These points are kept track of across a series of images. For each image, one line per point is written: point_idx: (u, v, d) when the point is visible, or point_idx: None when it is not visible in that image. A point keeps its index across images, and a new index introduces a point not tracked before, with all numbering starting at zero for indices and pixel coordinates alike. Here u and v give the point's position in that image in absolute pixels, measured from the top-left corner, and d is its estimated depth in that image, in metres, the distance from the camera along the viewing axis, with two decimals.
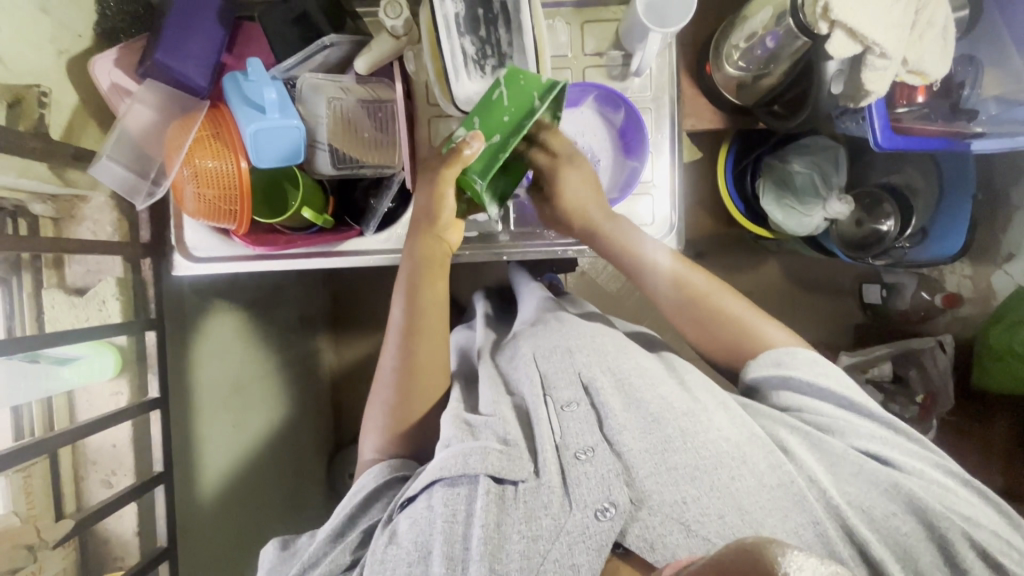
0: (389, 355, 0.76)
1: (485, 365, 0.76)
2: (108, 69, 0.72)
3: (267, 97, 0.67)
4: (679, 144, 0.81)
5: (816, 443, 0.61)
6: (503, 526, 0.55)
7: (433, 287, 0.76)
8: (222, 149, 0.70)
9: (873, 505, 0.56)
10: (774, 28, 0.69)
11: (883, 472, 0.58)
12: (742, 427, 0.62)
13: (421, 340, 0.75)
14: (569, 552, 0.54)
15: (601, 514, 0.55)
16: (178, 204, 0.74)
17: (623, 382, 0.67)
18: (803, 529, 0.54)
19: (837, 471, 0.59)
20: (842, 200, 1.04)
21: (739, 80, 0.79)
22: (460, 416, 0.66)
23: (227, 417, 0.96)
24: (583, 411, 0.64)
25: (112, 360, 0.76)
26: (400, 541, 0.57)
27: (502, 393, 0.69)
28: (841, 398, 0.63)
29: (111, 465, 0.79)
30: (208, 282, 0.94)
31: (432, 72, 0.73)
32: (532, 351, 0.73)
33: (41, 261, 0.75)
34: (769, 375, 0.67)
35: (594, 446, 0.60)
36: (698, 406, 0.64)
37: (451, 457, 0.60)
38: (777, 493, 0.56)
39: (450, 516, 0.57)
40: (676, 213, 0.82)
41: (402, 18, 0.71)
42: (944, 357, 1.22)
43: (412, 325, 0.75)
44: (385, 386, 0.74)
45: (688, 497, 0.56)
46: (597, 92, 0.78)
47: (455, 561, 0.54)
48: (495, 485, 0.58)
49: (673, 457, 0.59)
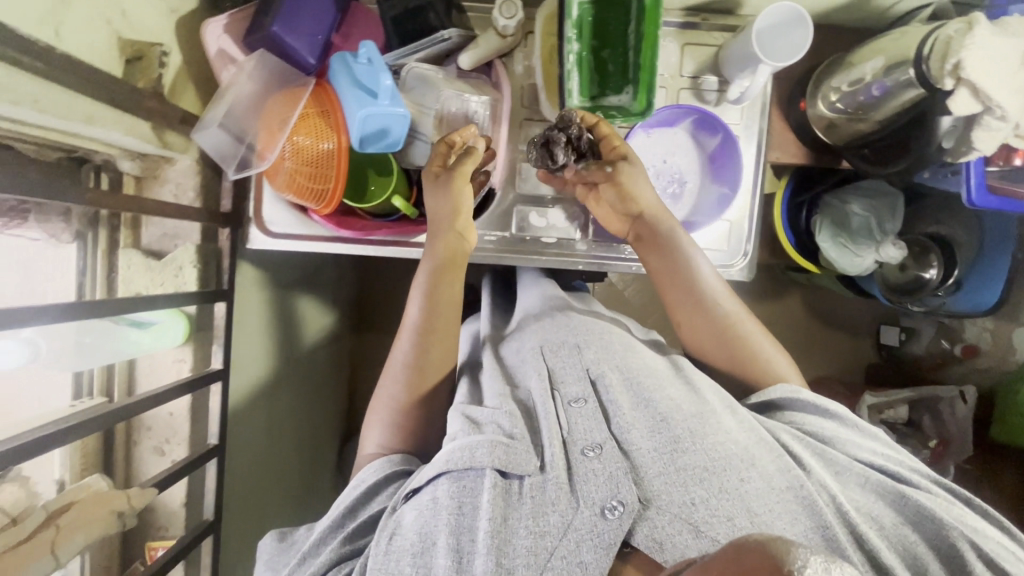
0: (400, 351, 0.75)
1: (486, 355, 0.79)
2: (218, 35, 0.70)
3: (382, 83, 0.66)
4: (762, 176, 0.83)
5: (820, 453, 0.64)
6: (509, 520, 0.56)
7: (452, 287, 0.75)
8: (325, 129, 0.70)
9: (879, 513, 0.59)
10: (883, 77, 0.70)
11: (889, 482, 0.60)
12: (750, 432, 0.64)
13: (434, 342, 0.74)
14: (577, 549, 0.54)
15: (609, 512, 0.56)
16: (270, 178, 0.74)
17: (631, 381, 0.69)
18: (810, 533, 0.55)
19: (844, 480, 0.62)
20: (897, 245, 1.07)
21: (830, 121, 0.79)
22: (463, 411, 0.67)
23: (268, 392, 0.95)
24: (591, 407, 0.66)
25: (184, 328, 0.75)
26: (405, 532, 0.57)
27: (506, 387, 0.71)
28: (844, 419, 0.68)
29: (165, 433, 0.78)
30: (266, 256, 0.94)
31: (540, 76, 0.74)
32: (538, 345, 0.75)
33: (119, 220, 0.75)
34: (780, 389, 0.71)
35: (602, 443, 0.61)
36: (707, 408, 0.66)
37: (458, 450, 0.60)
38: (786, 496, 0.58)
39: (456, 509, 0.57)
40: (750, 240, 0.84)
41: (515, 19, 0.72)
42: (964, 408, 1.26)
43: (429, 326, 0.74)
44: (392, 382, 0.73)
45: (696, 497, 0.57)
46: (696, 116, 0.78)
47: (459, 554, 0.54)
48: (500, 480, 0.59)
49: (682, 458, 0.60)
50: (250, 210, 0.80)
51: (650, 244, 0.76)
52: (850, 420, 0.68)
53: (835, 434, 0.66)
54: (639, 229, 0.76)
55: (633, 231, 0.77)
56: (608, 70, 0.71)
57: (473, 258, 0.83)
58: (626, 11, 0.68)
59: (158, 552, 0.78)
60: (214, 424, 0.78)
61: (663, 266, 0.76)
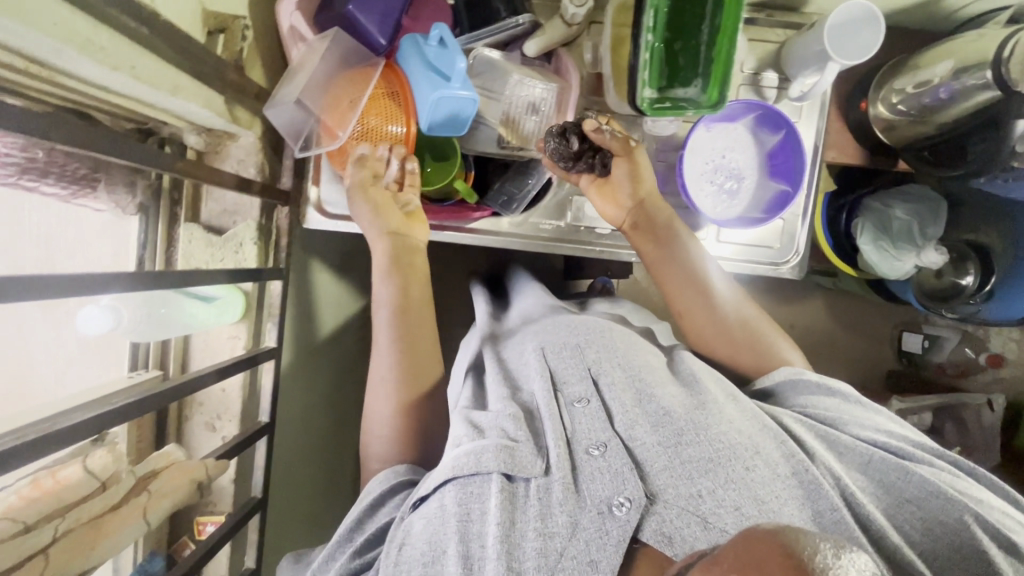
0: (379, 363, 0.71)
1: (487, 352, 0.77)
2: (292, 10, 0.71)
3: (456, 66, 0.66)
4: (818, 174, 0.83)
5: (824, 437, 0.63)
6: (516, 525, 0.55)
7: (413, 285, 0.73)
8: (396, 111, 0.71)
9: (885, 493, 0.59)
10: (952, 80, 0.70)
11: (893, 460, 0.60)
12: (753, 420, 0.64)
13: (403, 349, 0.71)
14: (587, 548, 0.53)
15: (616, 508, 0.56)
16: (333, 157, 0.73)
17: (633, 376, 0.68)
18: (819, 518, 0.56)
19: (849, 461, 0.62)
20: (939, 250, 1.06)
21: (890, 123, 0.80)
22: (467, 415, 0.65)
23: (310, 373, 0.95)
24: (593, 406, 0.65)
25: (241, 307, 0.75)
26: (414, 543, 0.56)
27: (508, 391, 0.68)
28: (848, 396, 0.68)
29: (217, 409, 0.78)
30: (312, 237, 0.94)
31: (609, 67, 0.74)
32: (538, 345, 0.73)
33: (180, 194, 0.75)
34: (782, 373, 0.71)
35: (607, 442, 0.61)
36: (709, 398, 0.66)
37: (464, 455, 0.59)
38: (792, 483, 0.58)
39: (464, 515, 0.56)
40: (802, 237, 0.84)
41: (585, 7, 0.72)
42: (989, 416, 1.28)
43: (407, 317, 0.72)
44: (379, 397, 0.70)
45: (702, 489, 0.57)
46: (760, 111, 0.78)
47: (470, 560, 0.53)
48: (506, 484, 0.58)
49: (686, 450, 0.60)
50: (308, 191, 0.78)
51: (654, 240, 0.77)
52: (853, 396, 0.68)
53: (838, 416, 0.65)
54: (645, 221, 0.77)
55: (634, 225, 0.78)
56: (679, 63, 0.71)
57: (525, 246, 0.83)
58: (703, 4, 0.68)
59: (208, 527, 0.78)
60: (266, 402, 0.78)
61: (665, 263, 0.77)
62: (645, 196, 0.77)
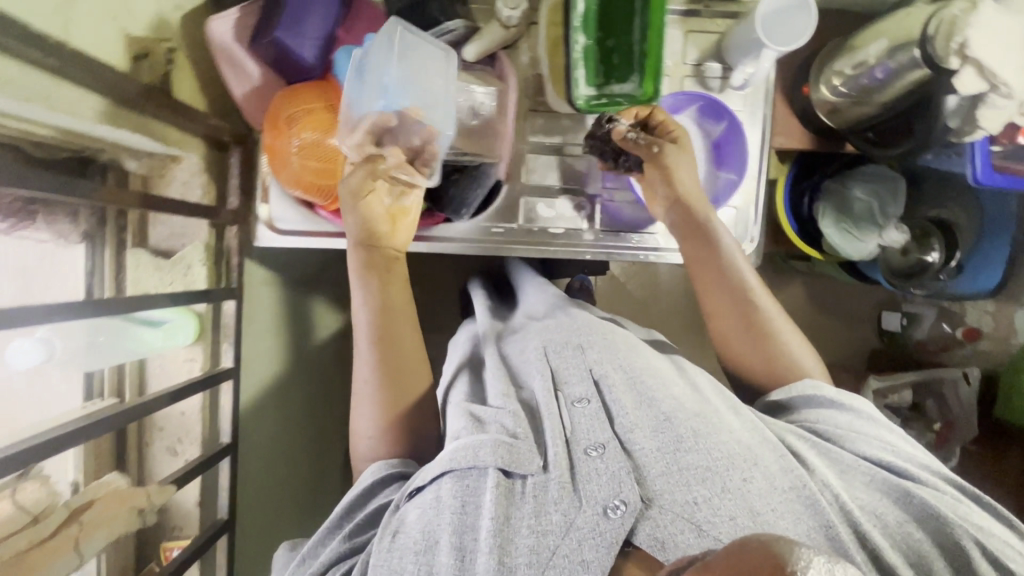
0: (360, 363, 0.70)
1: (489, 352, 0.77)
2: (224, 30, 0.70)
3: (389, 76, 0.66)
4: (766, 162, 0.83)
5: (825, 451, 0.63)
6: (511, 520, 0.55)
7: (398, 291, 0.72)
8: (331, 124, 0.70)
9: (886, 511, 0.58)
10: (886, 59, 0.71)
11: (894, 480, 0.60)
12: (753, 432, 0.64)
13: (394, 352, 0.69)
14: (579, 548, 0.53)
15: (611, 511, 0.55)
16: (274, 171, 0.73)
17: (634, 380, 0.68)
18: (814, 533, 0.55)
19: (849, 478, 0.61)
20: (899, 229, 1.09)
21: (834, 105, 0.79)
22: (467, 407, 0.66)
23: (278, 391, 0.94)
24: (593, 407, 0.65)
25: (193, 328, 0.75)
26: (408, 531, 0.56)
27: (511, 387, 0.70)
28: (855, 413, 0.68)
29: (177, 433, 0.78)
30: (273, 254, 0.94)
31: (547, 67, 0.75)
32: (541, 345, 0.73)
33: (126, 220, 0.74)
34: (793, 387, 0.71)
35: (604, 443, 0.61)
36: (710, 408, 0.66)
37: (461, 449, 0.59)
38: (789, 497, 0.57)
39: (459, 508, 0.56)
40: (757, 226, 0.85)
41: (519, 10, 0.73)
42: (968, 390, 1.28)
43: (383, 326, 0.70)
44: (365, 403, 0.68)
45: (699, 497, 0.57)
46: (703, 102, 0.78)
47: (462, 552, 0.53)
48: (503, 479, 0.58)
49: (685, 458, 0.60)
50: (258, 210, 0.79)
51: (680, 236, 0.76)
52: (867, 414, 0.68)
53: (846, 432, 0.65)
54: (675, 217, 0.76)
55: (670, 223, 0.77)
56: (613, 61, 0.72)
57: (480, 252, 0.83)
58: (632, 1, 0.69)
59: (174, 552, 0.78)
60: (226, 423, 0.78)
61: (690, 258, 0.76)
62: (682, 196, 0.75)
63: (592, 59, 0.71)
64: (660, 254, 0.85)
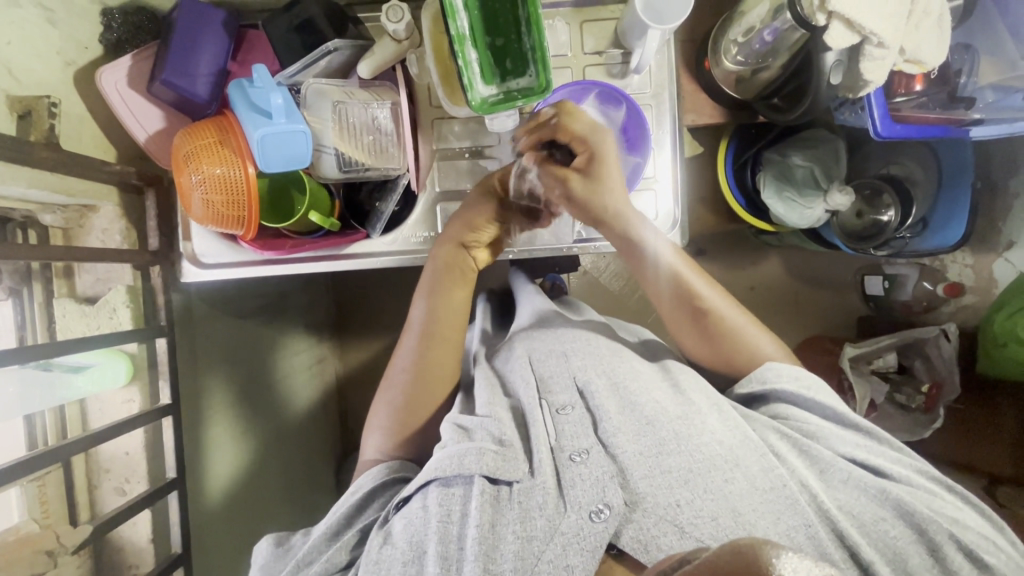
0: (403, 355, 0.78)
1: (481, 368, 0.78)
2: (116, 79, 0.73)
3: (273, 102, 0.68)
4: (680, 139, 0.82)
5: (802, 449, 0.63)
6: (497, 526, 0.56)
7: (455, 296, 0.79)
8: (229, 155, 0.70)
9: (862, 509, 0.58)
10: (771, 22, 0.71)
11: (870, 478, 0.59)
12: (735, 431, 0.63)
13: (434, 347, 0.77)
14: (564, 553, 0.54)
15: (596, 515, 0.55)
16: (186, 210, 0.73)
17: (618, 385, 0.69)
18: (794, 532, 0.55)
19: (827, 477, 0.60)
20: (843, 192, 1.03)
21: (737, 74, 0.80)
22: (454, 420, 0.68)
23: (232, 421, 0.96)
24: (578, 414, 0.66)
25: (126, 368, 0.77)
26: (395, 542, 0.58)
27: (498, 396, 0.71)
28: (829, 412, 0.66)
29: (124, 473, 0.80)
30: (215, 289, 0.95)
31: (436, 73, 0.75)
32: (526, 354, 0.75)
33: (51, 271, 0.77)
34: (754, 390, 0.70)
35: (588, 449, 0.61)
36: (692, 408, 0.66)
37: (448, 458, 0.61)
38: (769, 496, 0.57)
39: (445, 517, 0.58)
40: (679, 209, 0.83)
41: (404, 22, 0.73)
42: (950, 345, 1.21)
43: (430, 329, 0.78)
44: (393, 387, 0.77)
45: (681, 499, 0.56)
46: (598, 89, 0.77)
47: (449, 561, 0.55)
48: (490, 486, 0.59)
49: (667, 460, 0.59)
50: (182, 247, 0.81)
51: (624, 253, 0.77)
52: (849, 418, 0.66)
53: (817, 425, 0.64)
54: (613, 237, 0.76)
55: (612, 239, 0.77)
56: (508, 66, 0.73)
57: (404, 261, 0.84)
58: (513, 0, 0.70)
59: None
60: (172, 458, 0.80)
61: (647, 271, 0.77)
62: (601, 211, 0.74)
63: (486, 67, 0.72)
64: (583, 244, 0.82)
